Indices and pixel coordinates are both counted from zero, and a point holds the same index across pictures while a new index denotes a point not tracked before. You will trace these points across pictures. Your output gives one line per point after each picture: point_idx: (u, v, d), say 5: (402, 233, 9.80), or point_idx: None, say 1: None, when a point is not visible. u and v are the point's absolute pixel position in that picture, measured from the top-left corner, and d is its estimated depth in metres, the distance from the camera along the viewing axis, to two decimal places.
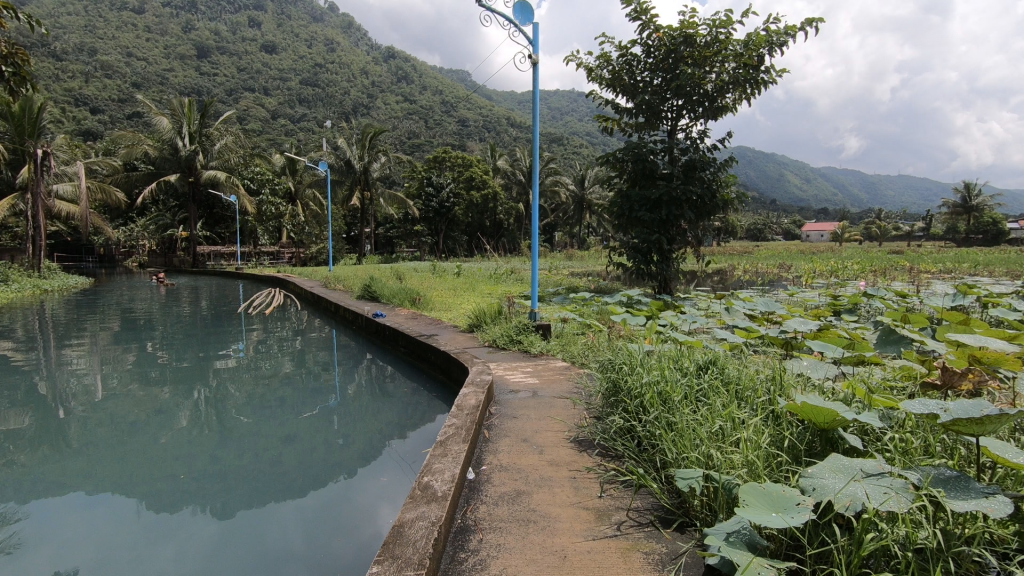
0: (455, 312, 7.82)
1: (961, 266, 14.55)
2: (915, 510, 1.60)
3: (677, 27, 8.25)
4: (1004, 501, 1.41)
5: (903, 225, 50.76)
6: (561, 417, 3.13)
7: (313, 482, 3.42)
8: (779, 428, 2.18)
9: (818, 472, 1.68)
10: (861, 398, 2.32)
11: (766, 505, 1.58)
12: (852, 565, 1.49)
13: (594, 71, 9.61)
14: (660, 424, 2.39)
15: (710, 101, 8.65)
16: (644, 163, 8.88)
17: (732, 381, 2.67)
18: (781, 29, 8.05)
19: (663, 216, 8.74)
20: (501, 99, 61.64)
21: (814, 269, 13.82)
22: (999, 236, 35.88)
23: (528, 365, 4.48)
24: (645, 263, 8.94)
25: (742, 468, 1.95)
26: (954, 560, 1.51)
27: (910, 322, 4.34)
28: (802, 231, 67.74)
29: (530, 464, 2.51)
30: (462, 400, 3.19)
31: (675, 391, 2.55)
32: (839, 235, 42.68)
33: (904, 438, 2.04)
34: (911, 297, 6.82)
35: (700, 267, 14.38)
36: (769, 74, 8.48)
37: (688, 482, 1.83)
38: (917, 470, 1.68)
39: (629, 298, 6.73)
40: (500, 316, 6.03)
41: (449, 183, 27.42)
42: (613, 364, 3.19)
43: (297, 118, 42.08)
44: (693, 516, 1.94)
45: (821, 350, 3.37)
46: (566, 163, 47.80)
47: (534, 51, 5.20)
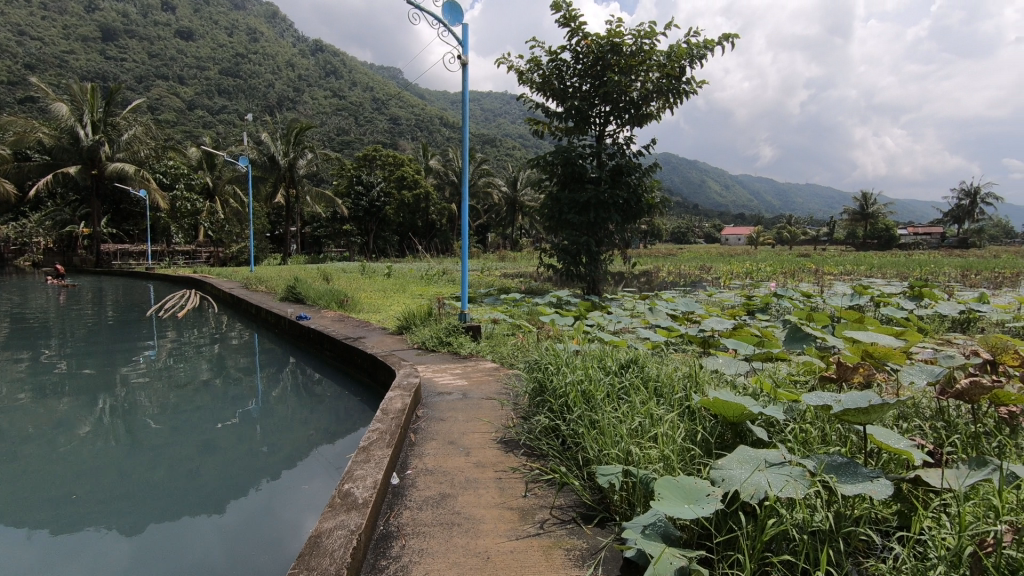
0: (385, 314, 7.68)
1: (859, 269, 15.91)
2: (812, 496, 1.72)
3: (605, 35, 8.47)
4: (885, 484, 1.56)
5: (811, 231, 54.71)
6: (488, 418, 3.15)
7: (234, 495, 3.23)
8: (693, 423, 2.28)
9: (727, 463, 1.78)
10: (768, 392, 2.47)
11: (679, 498, 1.65)
12: (756, 551, 1.58)
13: (524, 74, 9.74)
14: (583, 422, 2.44)
15: (635, 108, 8.94)
16: (574, 166, 9.06)
17: (652, 378, 2.78)
18: (701, 42, 8.50)
19: (591, 219, 8.97)
20: (434, 98, 61.11)
21: (732, 271, 14.64)
22: (890, 243, 39.59)
23: (457, 367, 4.48)
24: (574, 265, 9.24)
25: (659, 462, 2.03)
26: (844, 539, 1.64)
27: (814, 321, 4.71)
28: (722, 235, 71.38)
29: (455, 466, 2.50)
30: (388, 404, 3.13)
31: (598, 390, 2.63)
32: (754, 239, 45.45)
33: (805, 429, 2.21)
34: (815, 297, 7.33)
35: (626, 268, 14.89)
36: (690, 85, 8.92)
37: (608, 478, 1.89)
38: (813, 458, 1.80)
39: (558, 298, 6.85)
40: (430, 318, 5.97)
41: (379, 181, 26.84)
42: (539, 364, 3.24)
43: (215, 109, 39.78)
44: (613, 511, 2.00)
45: (735, 348, 3.59)
46: (499, 165, 48.00)
47: (463, 52, 5.18)
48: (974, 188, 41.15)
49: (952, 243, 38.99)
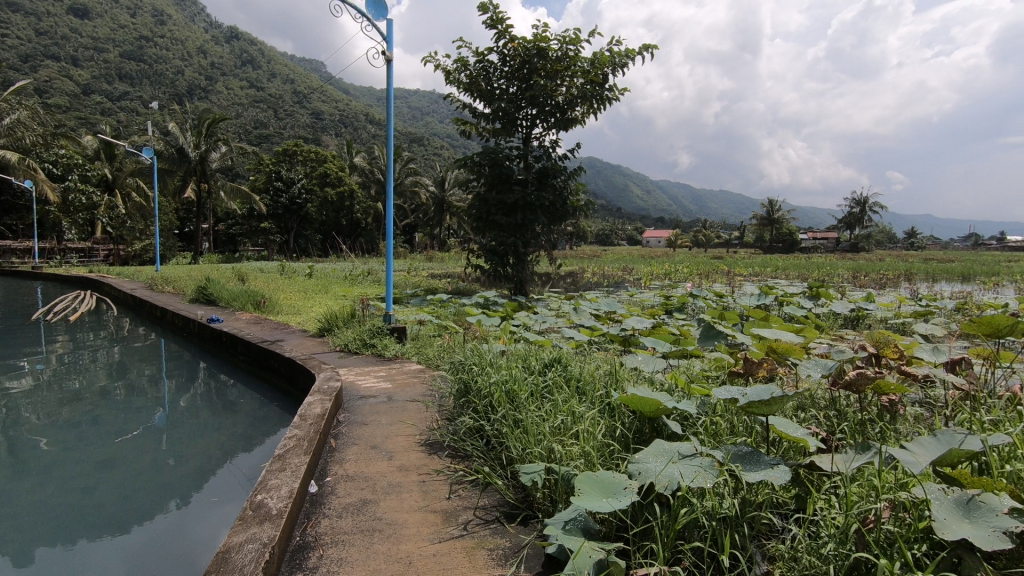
0: (305, 317, 7.36)
1: (765, 270, 17.07)
2: (720, 485, 1.81)
3: (532, 39, 8.58)
4: (783, 470, 1.68)
5: (724, 234, 58.08)
6: (412, 420, 3.10)
7: (139, 512, 3.00)
8: (612, 418, 2.35)
9: (643, 457, 1.85)
10: (683, 387, 2.59)
11: (598, 492, 1.70)
12: (669, 539, 1.66)
13: (451, 74, 9.68)
14: (507, 422, 2.46)
15: (561, 112, 9.13)
16: (501, 168, 9.13)
17: (574, 376, 2.85)
18: (623, 51, 8.80)
19: (518, 221, 9.07)
20: (359, 94, 59.40)
21: (652, 273, 15.30)
22: (792, 246, 43.05)
23: (381, 369, 4.37)
24: (501, 266, 9.31)
25: (579, 459, 2.09)
26: (749, 522, 1.75)
27: (725, 318, 5.00)
28: (643, 238, 74.28)
29: (378, 471, 2.44)
30: (307, 409, 3.00)
31: (521, 389, 2.66)
32: (673, 241, 47.67)
33: (715, 421, 2.34)
34: (727, 297, 7.77)
35: (552, 268, 15.14)
36: (613, 91, 9.22)
37: (530, 476, 1.93)
38: (721, 450, 1.90)
39: (485, 299, 6.87)
40: (353, 319, 5.79)
41: (301, 178, 25.75)
42: (464, 364, 3.24)
43: (116, 95, 36.70)
44: (536, 508, 2.03)
45: (653, 346, 3.75)
46: (427, 164, 47.53)
47: (388, 48, 5.09)
48: (863, 198, 45.58)
49: (844, 247, 42.74)
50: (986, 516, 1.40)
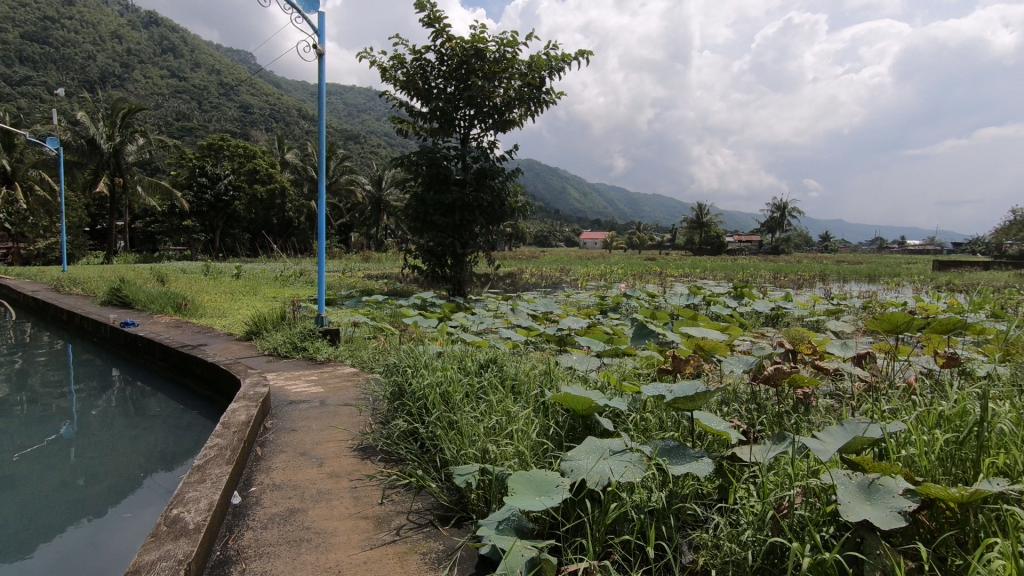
0: (232, 319, 6.99)
1: (695, 271, 17.83)
2: (648, 478, 1.87)
3: (469, 40, 8.55)
4: (706, 462, 1.76)
5: (657, 237, 60.17)
6: (345, 425, 3.01)
7: (46, 531, 2.78)
8: (546, 417, 2.38)
9: (576, 455, 1.88)
10: (614, 385, 2.66)
11: (531, 491, 1.71)
12: (600, 533, 1.70)
13: (387, 71, 9.50)
14: (441, 424, 2.44)
15: (499, 114, 9.16)
16: (439, 168, 9.04)
17: (509, 377, 2.87)
18: (559, 55, 8.93)
19: (457, 221, 9.02)
20: (291, 88, 57.36)
21: (589, 274, 15.67)
22: (720, 248, 45.51)
23: (313, 374, 4.23)
24: (440, 266, 9.24)
25: (513, 459, 2.10)
26: (676, 513, 1.82)
27: (656, 317, 5.18)
28: (581, 239, 75.80)
29: (307, 479, 2.35)
30: (230, 416, 2.86)
31: (456, 391, 2.64)
32: (610, 243, 48.95)
33: (645, 417, 2.42)
34: (658, 297, 8.05)
35: (491, 269, 15.17)
36: (550, 95, 9.33)
37: (464, 478, 1.92)
38: (650, 445, 1.96)
39: (422, 301, 6.79)
40: (284, 321, 5.57)
41: (227, 174, 24.52)
42: (398, 367, 3.18)
43: (15, 79, 33.54)
44: (471, 510, 2.02)
45: (587, 346, 3.83)
46: (364, 162, 46.53)
47: (320, 42, 4.93)
48: (782, 203, 48.83)
49: (767, 250, 45.30)
50: (884, 497, 1.51)
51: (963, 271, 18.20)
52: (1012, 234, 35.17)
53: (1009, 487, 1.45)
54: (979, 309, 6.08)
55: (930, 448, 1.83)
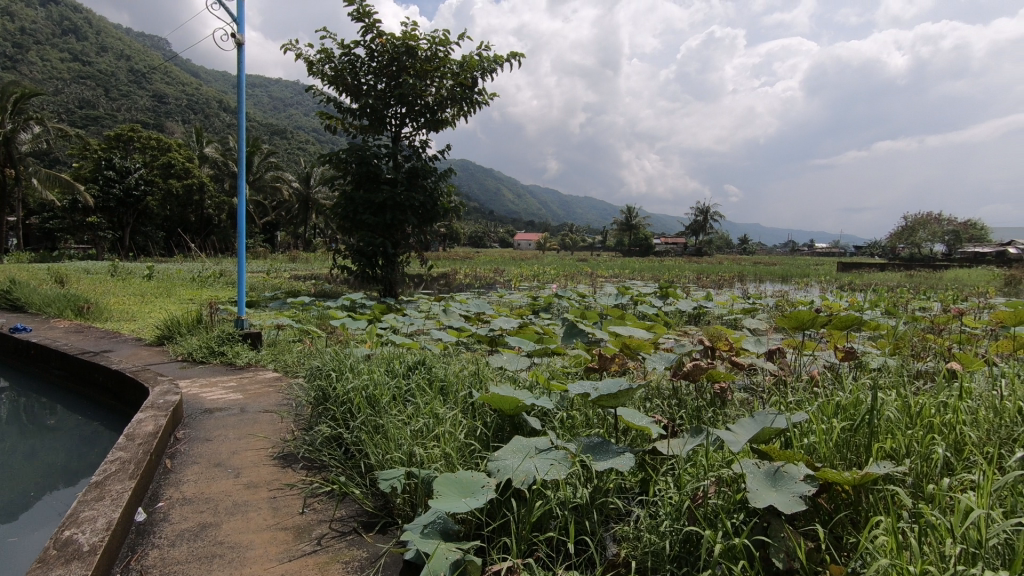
0: (142, 323, 6.51)
1: (623, 272, 18.44)
2: (572, 475, 1.91)
3: (400, 37, 8.42)
4: (628, 457, 1.81)
5: (589, 238, 61.76)
6: (265, 433, 2.87)
7: None
8: (473, 418, 2.38)
9: (502, 454, 1.89)
10: (543, 384, 2.70)
11: (456, 492, 1.70)
12: (524, 532, 1.72)
13: (314, 64, 9.17)
14: (367, 428, 2.39)
15: (430, 113, 9.07)
16: (369, 166, 8.82)
17: (438, 378, 2.85)
18: (491, 57, 8.95)
19: (388, 221, 8.84)
20: (211, 79, 54.38)
21: (522, 274, 15.83)
22: (648, 250, 47.41)
23: (231, 380, 4.00)
24: (370, 267, 9.01)
25: (440, 460, 2.09)
26: (599, 507, 1.87)
27: (587, 317, 5.29)
28: (515, 240, 76.50)
29: (221, 491, 2.22)
30: (136, 427, 2.66)
31: (383, 394, 2.59)
32: (543, 245, 49.83)
33: (571, 415, 2.47)
34: (589, 297, 8.23)
35: (424, 269, 15.01)
36: (482, 95, 9.33)
37: (389, 482, 1.88)
38: (574, 442, 2.00)
39: (351, 302, 6.60)
40: (200, 325, 5.25)
41: (138, 167, 22.85)
42: (321, 371, 3.08)
43: None
44: (396, 515, 1.99)
45: (518, 345, 3.86)
46: (291, 158, 44.78)
47: (240, 31, 4.68)
48: (705, 207, 51.48)
49: (691, 252, 47.72)
50: (788, 483, 1.62)
51: (862, 272, 19.88)
52: (902, 238, 38.93)
53: (894, 468, 1.59)
54: (876, 307, 6.64)
55: (829, 436, 1.97)
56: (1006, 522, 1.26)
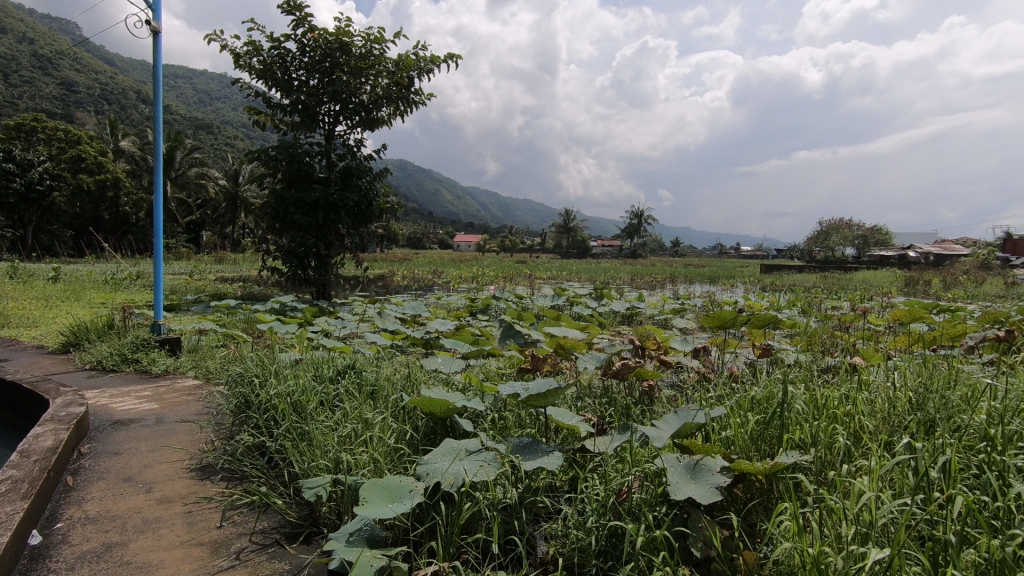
0: (44, 330, 6.00)
1: (560, 274, 18.78)
2: (501, 475, 1.91)
3: (333, 32, 8.20)
4: (556, 455, 1.84)
5: (528, 240, 62.46)
6: (182, 444, 2.71)
7: None
8: (404, 421, 2.35)
9: (431, 457, 1.88)
10: (474, 385, 2.70)
11: (383, 498, 1.67)
12: (453, 535, 1.71)
13: (240, 57, 8.77)
14: (292, 436, 2.31)
15: (365, 111, 8.89)
16: (300, 164, 8.52)
17: (368, 382, 2.80)
18: (428, 57, 8.87)
19: (320, 221, 8.57)
20: (127, 68, 51.02)
21: (460, 276, 15.80)
22: (585, 252, 48.50)
23: (146, 389, 3.75)
24: (302, 269, 8.70)
25: (368, 466, 2.06)
26: (527, 506, 1.89)
27: (522, 318, 5.33)
28: (454, 242, 76.20)
29: (131, 508, 2.08)
30: (33, 443, 2.44)
31: (309, 400, 2.51)
32: (482, 247, 49.93)
33: (503, 416, 2.48)
34: (526, 298, 8.30)
35: (360, 271, 14.67)
36: (419, 95, 9.22)
37: (313, 490, 1.83)
38: (503, 443, 2.00)
39: (281, 304, 6.36)
40: (111, 331, 4.89)
41: (43, 160, 21.05)
42: (244, 377, 2.95)
43: None
44: (322, 524, 1.93)
45: (453, 347, 3.83)
46: (217, 155, 42.68)
47: (156, 19, 4.41)
48: (639, 211, 53.20)
49: (626, 255, 49.20)
50: (705, 475, 1.70)
51: (782, 274, 21.19)
52: (817, 242, 41.71)
53: (800, 457, 1.70)
54: (791, 306, 7.10)
55: (746, 429, 2.08)
56: (893, 502, 1.38)
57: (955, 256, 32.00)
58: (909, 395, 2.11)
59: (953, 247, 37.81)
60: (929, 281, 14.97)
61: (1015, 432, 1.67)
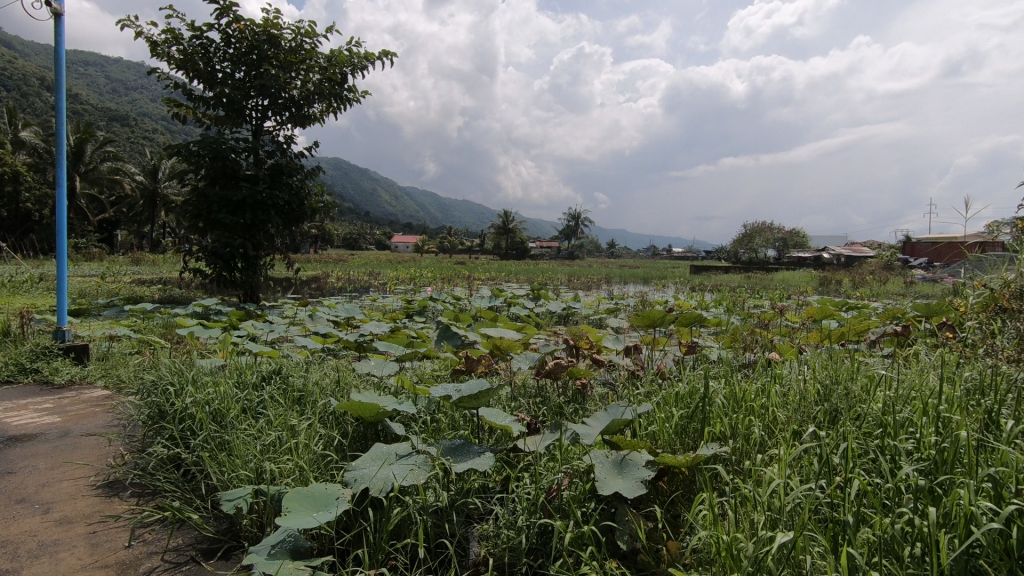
0: None
1: (499, 275, 18.82)
2: (432, 478, 1.89)
3: (261, 24, 7.85)
4: (488, 456, 1.84)
5: (467, 241, 62.28)
6: (87, 459, 2.51)
7: None
8: (331, 427, 2.28)
9: (360, 463, 1.83)
10: (407, 388, 2.66)
11: (308, 507, 1.62)
12: (381, 541, 1.68)
13: (158, 45, 8.24)
14: (210, 446, 2.20)
15: (295, 107, 8.57)
16: (225, 160, 8.11)
17: (295, 388, 2.70)
18: (361, 54, 8.66)
19: (247, 220, 8.18)
20: (29, 53, 46.94)
21: (397, 277, 15.55)
22: (524, 253, 48.94)
23: (47, 401, 3.45)
24: (227, 270, 8.28)
25: (293, 475, 1.98)
26: (458, 508, 1.87)
27: (459, 320, 5.29)
28: (392, 243, 74.90)
29: (24, 530, 1.90)
30: None
31: (231, 408, 2.40)
32: (421, 248, 49.37)
33: (436, 419, 2.45)
34: (464, 299, 8.25)
35: (292, 273, 14.16)
36: (352, 93, 8.99)
37: (233, 503, 1.74)
38: (434, 446, 1.98)
39: (204, 308, 6.03)
40: (7, 339, 4.46)
41: None
42: (158, 386, 2.77)
43: None
44: (242, 538, 1.84)
45: (387, 350, 3.76)
46: (134, 149, 39.97)
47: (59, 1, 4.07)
48: (576, 213, 54.31)
49: (563, 256, 50.03)
50: (631, 471, 1.75)
51: (710, 274, 22.16)
52: (742, 244, 43.93)
53: (719, 448, 1.78)
54: (718, 305, 7.44)
55: (671, 423, 2.16)
56: (800, 489, 1.47)
57: (863, 257, 34.67)
58: (818, 387, 2.26)
59: (861, 249, 40.96)
60: (841, 281, 16.11)
61: (906, 419, 1.81)
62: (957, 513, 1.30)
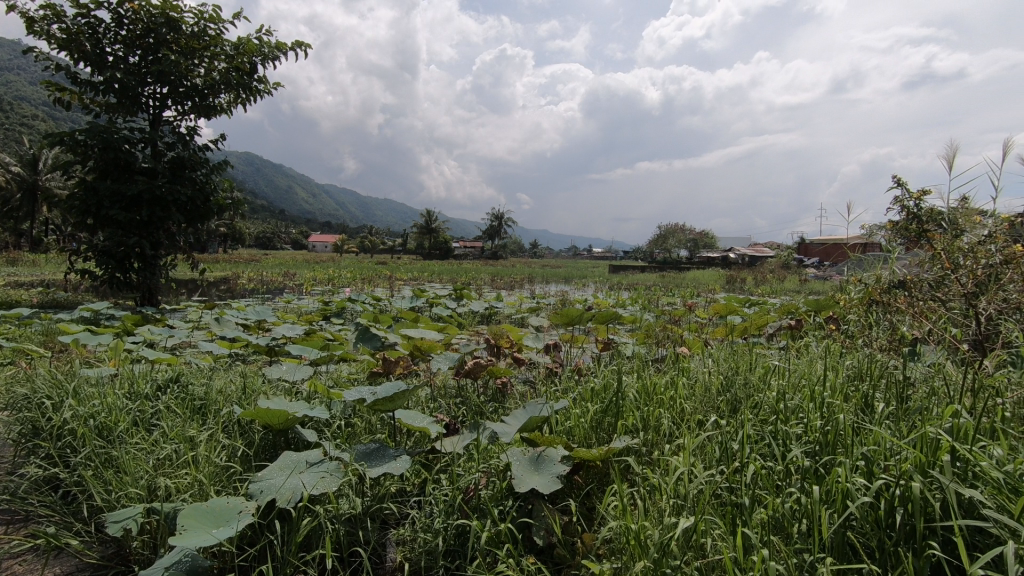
0: None
1: (421, 275, 18.55)
2: (346, 485, 1.82)
3: (158, 6, 7.26)
4: (404, 459, 1.80)
5: (388, 241, 60.92)
6: None
7: None
8: (236, 437, 2.15)
9: (267, 473, 1.73)
10: (319, 392, 2.55)
11: (207, 522, 1.51)
12: (290, 551, 1.60)
13: (35, 22, 7.42)
14: (96, 463, 2.00)
15: (199, 96, 8.01)
16: (117, 151, 7.43)
17: (195, 396, 2.52)
18: (272, 43, 8.24)
19: (144, 217, 7.55)
20: None
21: (314, 278, 14.96)
22: (447, 253, 48.56)
23: None
24: (121, 271, 7.60)
25: (190, 489, 1.85)
26: (372, 514, 1.82)
27: (379, 321, 5.14)
28: (309, 242, 71.88)
29: None
30: None
31: (120, 420, 2.20)
32: (340, 248, 47.72)
33: (351, 424, 2.37)
34: (384, 300, 8.05)
35: (197, 274, 13.25)
36: (263, 84, 8.53)
37: (120, 524, 1.60)
38: (348, 451, 1.91)
39: (93, 312, 5.50)
40: None
41: None
42: (32, 400, 2.49)
43: None
44: (133, 561, 1.69)
45: (301, 353, 3.59)
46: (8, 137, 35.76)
47: None
48: (499, 214, 54.60)
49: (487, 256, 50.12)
50: (548, 466, 1.77)
51: (627, 274, 22.98)
52: (657, 244, 45.94)
53: (630, 440, 1.85)
54: (634, 303, 7.72)
55: (586, 418, 2.22)
56: (702, 475, 1.55)
57: (764, 257, 37.28)
58: (721, 378, 2.40)
59: (763, 249, 44.03)
60: (745, 280, 17.24)
61: (796, 405, 1.97)
62: (835, 490, 1.43)
